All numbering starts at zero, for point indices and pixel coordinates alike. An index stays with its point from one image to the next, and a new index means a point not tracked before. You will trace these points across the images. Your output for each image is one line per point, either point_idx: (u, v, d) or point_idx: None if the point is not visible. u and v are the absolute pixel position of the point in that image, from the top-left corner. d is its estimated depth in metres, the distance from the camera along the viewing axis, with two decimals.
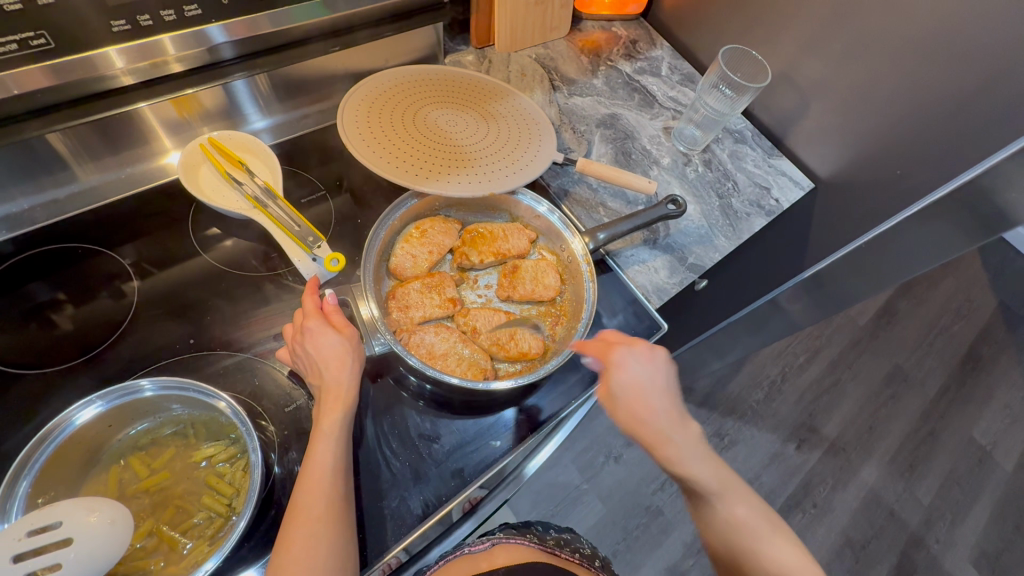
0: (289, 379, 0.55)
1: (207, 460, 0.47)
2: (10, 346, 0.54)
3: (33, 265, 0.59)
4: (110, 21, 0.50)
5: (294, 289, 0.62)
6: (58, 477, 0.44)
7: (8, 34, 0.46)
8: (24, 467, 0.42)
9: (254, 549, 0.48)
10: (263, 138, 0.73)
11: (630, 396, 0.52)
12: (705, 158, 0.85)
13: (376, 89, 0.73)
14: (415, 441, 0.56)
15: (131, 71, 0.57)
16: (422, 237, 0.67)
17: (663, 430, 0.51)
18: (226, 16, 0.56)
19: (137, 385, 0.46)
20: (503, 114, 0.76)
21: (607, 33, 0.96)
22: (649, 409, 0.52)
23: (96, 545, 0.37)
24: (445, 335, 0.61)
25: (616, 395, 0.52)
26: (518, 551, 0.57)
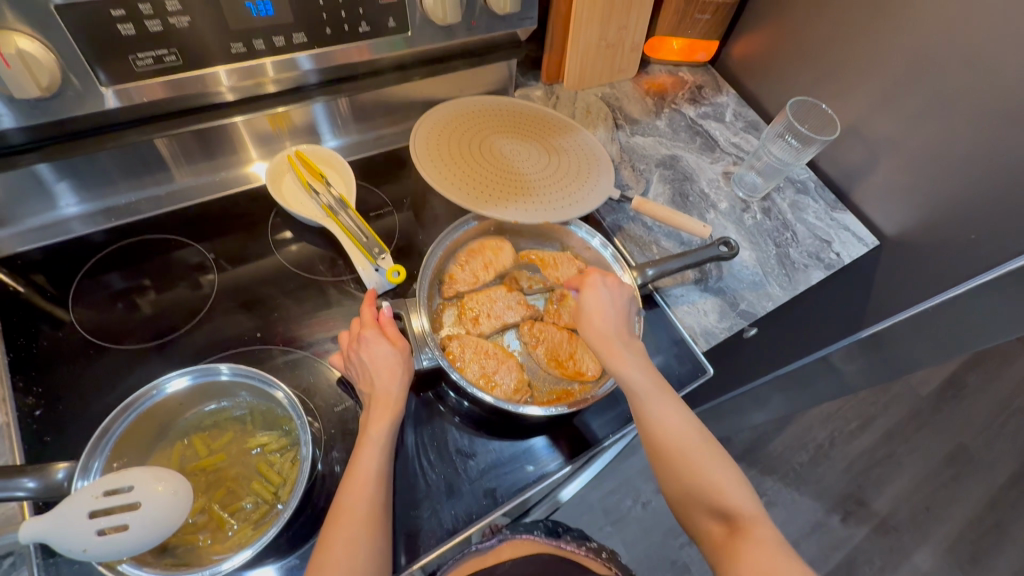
0: (340, 382, 0.58)
1: (260, 448, 0.50)
2: (101, 321, 0.60)
3: (129, 252, 0.66)
4: (229, 44, 0.56)
5: (353, 296, 0.65)
6: (130, 445, 0.48)
7: (146, 51, 0.53)
8: (106, 433, 0.46)
9: (290, 540, 0.50)
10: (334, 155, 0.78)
11: (591, 309, 0.59)
12: (764, 207, 0.84)
13: (448, 116, 0.78)
14: (452, 456, 0.57)
15: (234, 89, 0.67)
16: (479, 255, 0.70)
17: (613, 346, 0.57)
18: (325, 44, 0.62)
19: (215, 367, 0.50)
20: (566, 148, 0.79)
21: (674, 77, 0.98)
22: (607, 324, 0.58)
23: (158, 513, 0.40)
24: (489, 356, 0.62)
25: (582, 310, 0.60)
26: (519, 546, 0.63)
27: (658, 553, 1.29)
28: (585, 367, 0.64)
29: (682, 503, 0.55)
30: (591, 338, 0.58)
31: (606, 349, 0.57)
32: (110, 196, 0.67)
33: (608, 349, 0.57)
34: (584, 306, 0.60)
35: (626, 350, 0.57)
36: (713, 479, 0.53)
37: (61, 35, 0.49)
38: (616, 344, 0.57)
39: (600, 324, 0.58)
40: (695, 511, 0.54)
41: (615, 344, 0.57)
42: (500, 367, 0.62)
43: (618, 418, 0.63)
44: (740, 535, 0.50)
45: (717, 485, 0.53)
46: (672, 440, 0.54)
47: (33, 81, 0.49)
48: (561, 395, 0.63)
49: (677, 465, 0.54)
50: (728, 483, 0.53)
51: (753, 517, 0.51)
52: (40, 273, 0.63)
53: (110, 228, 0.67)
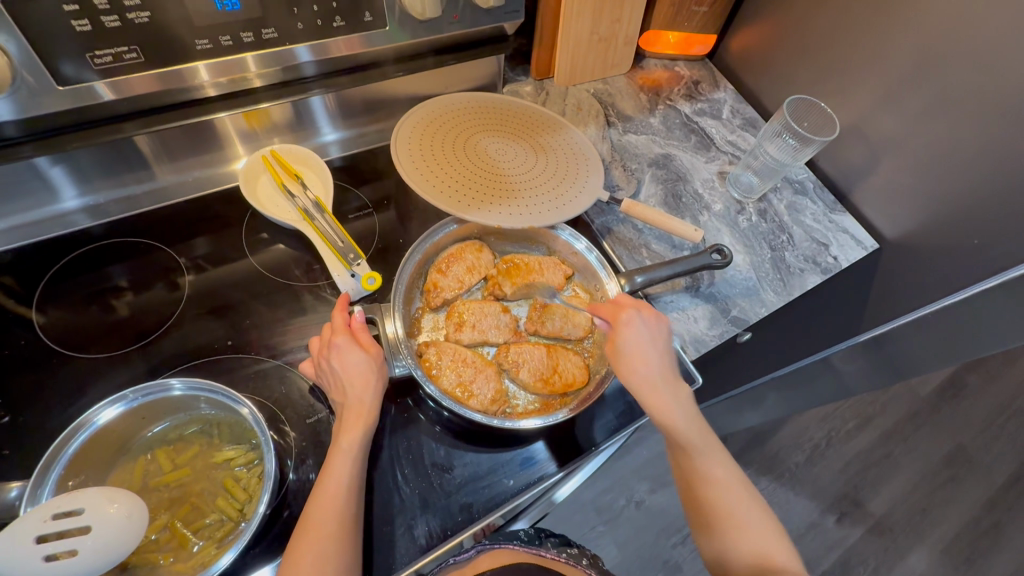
0: (313, 392, 0.57)
1: (226, 462, 0.49)
2: (69, 328, 0.58)
3: (99, 255, 0.64)
4: (195, 40, 0.54)
5: (329, 302, 0.63)
6: (89, 461, 0.46)
7: (105, 47, 0.51)
8: (61, 450, 0.44)
9: (259, 556, 0.49)
10: (333, 150, 0.77)
11: (631, 350, 0.56)
12: (760, 208, 0.81)
13: (432, 113, 0.75)
14: (428, 469, 0.55)
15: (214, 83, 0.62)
16: (461, 259, 0.67)
17: (657, 392, 0.55)
18: (298, 40, 0.59)
19: (168, 383, 0.48)
20: (554, 146, 0.76)
21: (670, 72, 0.94)
22: (651, 368, 0.55)
23: (112, 536, 0.39)
24: (469, 366, 0.60)
25: (618, 350, 0.56)
26: (500, 557, 0.62)
27: (650, 553, 1.28)
28: (569, 378, 0.62)
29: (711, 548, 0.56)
30: (634, 380, 0.55)
31: (648, 392, 0.55)
32: (80, 197, 0.65)
33: (653, 395, 0.55)
34: (623, 347, 0.56)
35: (669, 393, 0.55)
36: (752, 531, 0.54)
37: (12, 31, 0.46)
38: (663, 388, 0.55)
39: (644, 369, 0.55)
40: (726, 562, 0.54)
41: (662, 386, 0.55)
42: (477, 377, 0.60)
43: (601, 430, 0.61)
44: None
45: (756, 541, 0.53)
46: (713, 493, 0.55)
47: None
48: (540, 406, 0.62)
49: (717, 514, 0.55)
50: (769, 534, 0.54)
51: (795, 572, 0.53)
52: (6, 277, 0.61)
53: (80, 230, 0.65)
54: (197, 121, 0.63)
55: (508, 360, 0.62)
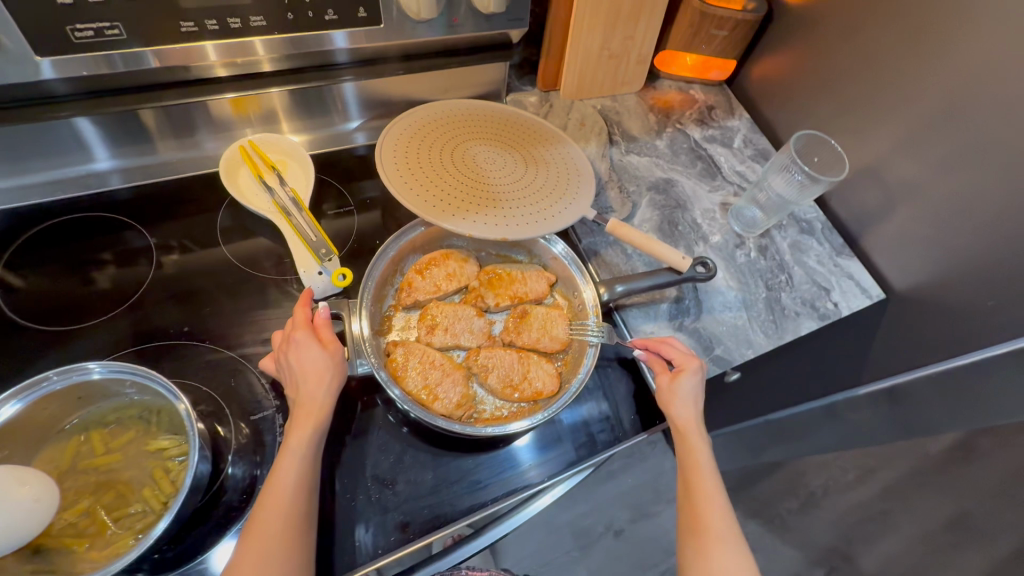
0: (265, 387, 0.56)
1: (159, 451, 0.48)
2: (34, 297, 0.58)
3: (74, 226, 0.63)
4: (179, 22, 0.53)
5: (295, 297, 0.62)
6: (16, 436, 0.46)
7: (86, 21, 0.51)
8: None
9: (181, 554, 0.47)
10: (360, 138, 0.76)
11: (690, 392, 0.58)
12: (760, 244, 0.78)
13: (421, 118, 0.72)
14: (369, 482, 0.53)
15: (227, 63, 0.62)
16: (446, 261, 0.64)
17: (696, 433, 0.57)
18: (286, 31, 0.58)
19: (85, 366, 0.46)
20: (545, 157, 0.72)
21: (684, 94, 0.92)
22: (695, 411, 0.57)
23: (17, 517, 0.38)
24: (438, 368, 0.57)
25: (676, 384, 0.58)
26: None
27: None
28: (541, 386, 0.59)
29: None
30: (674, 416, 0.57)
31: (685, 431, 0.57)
32: (55, 170, 0.64)
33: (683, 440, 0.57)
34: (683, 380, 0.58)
35: (703, 442, 0.57)
36: None
37: None
38: (694, 433, 0.57)
39: (688, 410, 0.57)
40: None
41: (697, 429, 0.57)
42: (444, 379, 0.57)
43: (560, 459, 0.58)
44: None
45: None
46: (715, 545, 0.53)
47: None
48: (506, 414, 0.58)
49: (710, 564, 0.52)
50: None
51: None
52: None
53: (54, 201, 0.64)
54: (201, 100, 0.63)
55: (483, 364, 0.59)
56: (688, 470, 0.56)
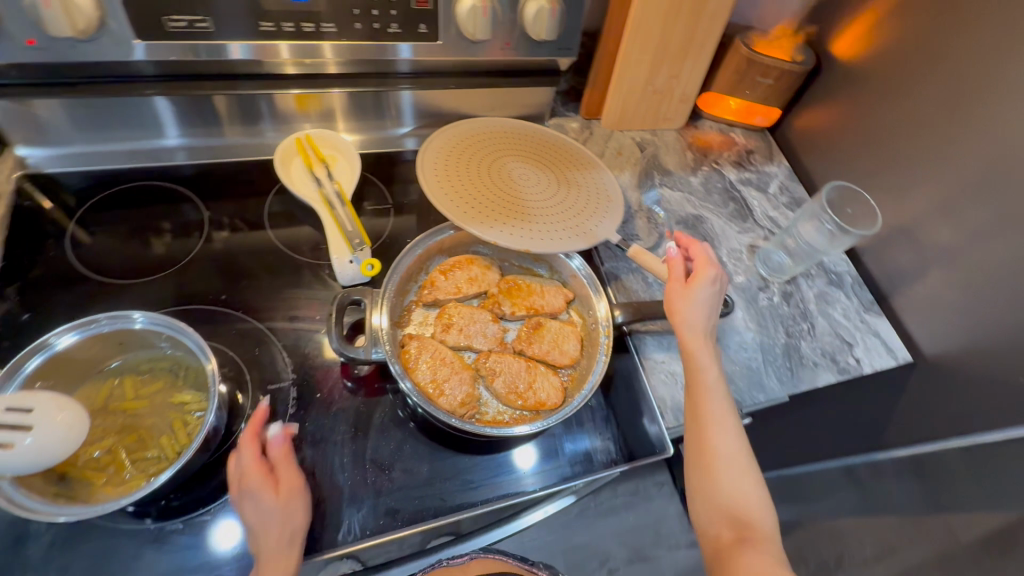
0: (285, 361, 0.59)
1: (181, 404, 0.51)
2: (96, 252, 0.64)
3: (140, 194, 0.70)
4: (260, 22, 0.60)
5: (325, 282, 0.66)
6: (61, 370, 0.50)
7: (181, 14, 0.57)
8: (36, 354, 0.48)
9: (185, 504, 0.50)
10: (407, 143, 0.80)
11: (699, 300, 0.56)
12: (785, 290, 0.77)
13: (464, 132, 0.76)
14: (367, 465, 0.55)
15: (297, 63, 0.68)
16: (470, 265, 0.67)
17: (701, 344, 0.55)
18: (353, 38, 0.63)
19: (129, 316, 0.51)
20: (578, 180, 0.75)
21: (724, 136, 0.93)
22: (702, 321, 0.55)
23: (50, 438, 0.42)
24: (447, 365, 0.59)
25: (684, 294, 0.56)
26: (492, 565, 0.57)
27: None
28: (544, 397, 0.60)
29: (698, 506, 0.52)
30: (681, 324, 0.56)
31: (691, 342, 0.55)
32: (129, 142, 0.70)
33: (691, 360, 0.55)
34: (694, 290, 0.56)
35: (709, 352, 0.55)
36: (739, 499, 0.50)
37: None
38: (699, 343, 0.55)
39: (693, 320, 0.55)
40: (707, 513, 0.51)
41: (703, 340, 0.55)
42: (452, 377, 0.59)
43: (554, 473, 0.58)
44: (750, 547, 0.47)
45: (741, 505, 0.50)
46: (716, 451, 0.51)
47: (69, 23, 0.53)
48: (507, 419, 0.59)
49: (708, 470, 0.51)
50: (763, 510, 0.50)
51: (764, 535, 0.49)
52: (46, 199, 0.67)
53: (127, 169, 0.71)
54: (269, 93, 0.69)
55: (491, 369, 0.61)
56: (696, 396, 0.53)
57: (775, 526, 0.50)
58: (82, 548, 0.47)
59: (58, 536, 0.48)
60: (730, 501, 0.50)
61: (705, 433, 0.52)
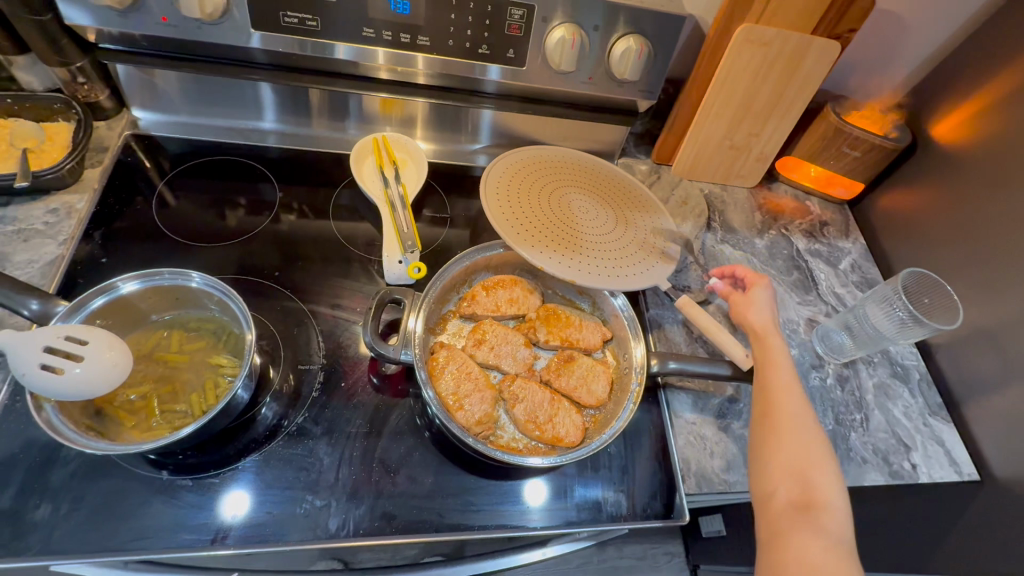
0: (319, 345, 0.61)
1: (217, 366, 0.54)
2: (179, 211, 0.70)
3: (225, 167, 0.75)
4: (363, 28, 0.64)
5: (372, 277, 0.67)
6: (121, 312, 0.54)
7: (295, 12, 0.62)
8: (103, 293, 0.51)
9: (199, 464, 0.52)
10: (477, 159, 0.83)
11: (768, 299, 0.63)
12: (841, 374, 0.72)
13: (532, 156, 0.77)
14: (373, 463, 0.55)
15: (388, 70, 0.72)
16: (513, 285, 0.67)
17: (770, 332, 0.60)
18: (444, 53, 0.66)
19: (187, 274, 0.54)
20: (637, 221, 0.73)
21: (799, 203, 0.89)
22: (772, 315, 0.62)
23: (96, 374, 0.45)
24: (471, 381, 0.59)
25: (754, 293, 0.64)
26: None
27: None
28: (563, 433, 0.58)
29: (761, 473, 0.51)
30: (749, 316, 0.62)
31: (761, 330, 0.60)
32: (228, 120, 0.77)
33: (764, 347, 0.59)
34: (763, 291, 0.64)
35: (778, 341, 0.59)
36: (809, 469, 0.50)
37: None
38: (768, 332, 0.60)
39: (761, 313, 0.62)
40: (772, 478, 0.50)
41: (774, 329, 0.60)
42: (474, 393, 0.58)
43: (558, 514, 0.56)
44: (815, 513, 0.47)
45: (810, 474, 0.50)
46: (785, 419, 0.53)
47: (199, 6, 0.59)
48: (521, 447, 0.58)
49: (776, 436, 0.52)
50: (832, 482, 0.49)
51: (833, 506, 0.48)
52: (146, 160, 0.73)
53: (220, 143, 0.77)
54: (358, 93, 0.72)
55: (514, 394, 0.60)
56: (766, 371, 0.57)
57: (845, 504, 0.49)
58: (102, 482, 0.50)
59: (83, 466, 0.50)
60: (792, 465, 0.50)
61: (773, 402, 0.54)
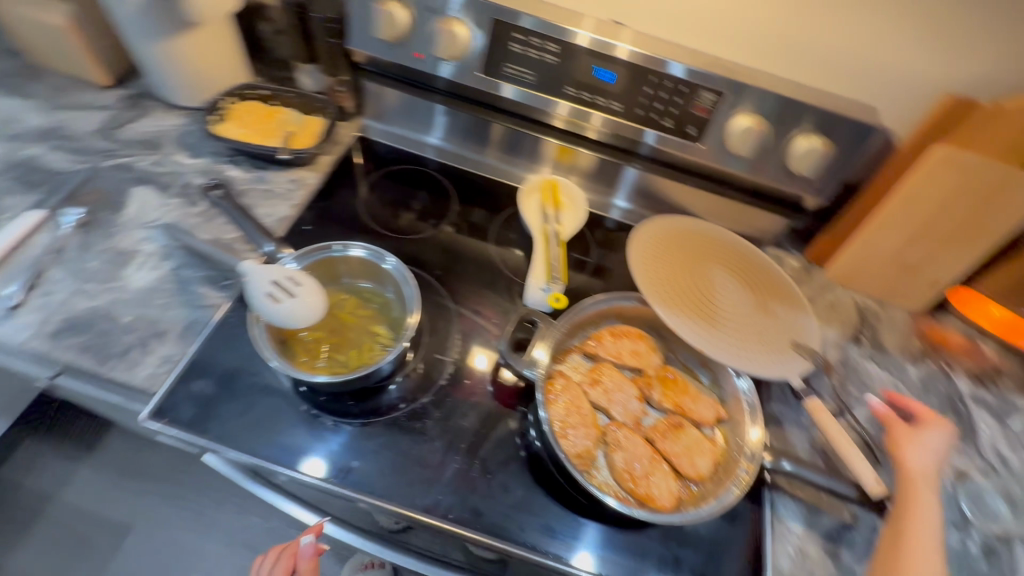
0: (455, 343, 0.68)
1: (375, 334, 0.63)
2: (370, 205, 0.80)
3: (416, 177, 0.85)
4: (567, 87, 0.71)
5: (512, 296, 0.74)
6: (323, 270, 0.66)
7: (515, 65, 0.71)
8: (319, 253, 0.65)
9: (336, 409, 0.61)
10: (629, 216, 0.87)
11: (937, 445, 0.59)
12: (989, 544, 0.62)
13: (683, 226, 0.79)
14: (474, 461, 0.60)
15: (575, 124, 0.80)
16: (639, 339, 0.69)
17: (924, 478, 0.56)
18: (632, 120, 0.72)
19: (385, 256, 0.65)
20: (778, 313, 0.72)
21: (970, 342, 0.80)
22: (933, 461, 0.58)
23: (298, 311, 0.56)
24: (581, 415, 0.61)
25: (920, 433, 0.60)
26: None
27: None
28: (655, 494, 0.58)
29: None
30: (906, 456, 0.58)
31: (915, 472, 0.57)
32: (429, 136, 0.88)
33: (911, 491, 0.56)
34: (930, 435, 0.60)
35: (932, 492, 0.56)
36: None
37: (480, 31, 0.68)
38: (922, 478, 0.56)
39: (920, 456, 0.58)
40: None
41: (930, 478, 0.57)
42: (580, 427, 0.60)
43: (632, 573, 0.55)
44: None
45: None
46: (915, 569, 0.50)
47: (447, 48, 0.69)
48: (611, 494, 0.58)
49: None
50: None
51: None
52: (360, 156, 0.85)
53: None
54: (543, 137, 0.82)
55: (617, 441, 0.61)
56: (905, 514, 0.54)
57: None
58: (266, 404, 0.60)
59: (258, 386, 0.61)
60: None
61: (900, 548, 0.52)
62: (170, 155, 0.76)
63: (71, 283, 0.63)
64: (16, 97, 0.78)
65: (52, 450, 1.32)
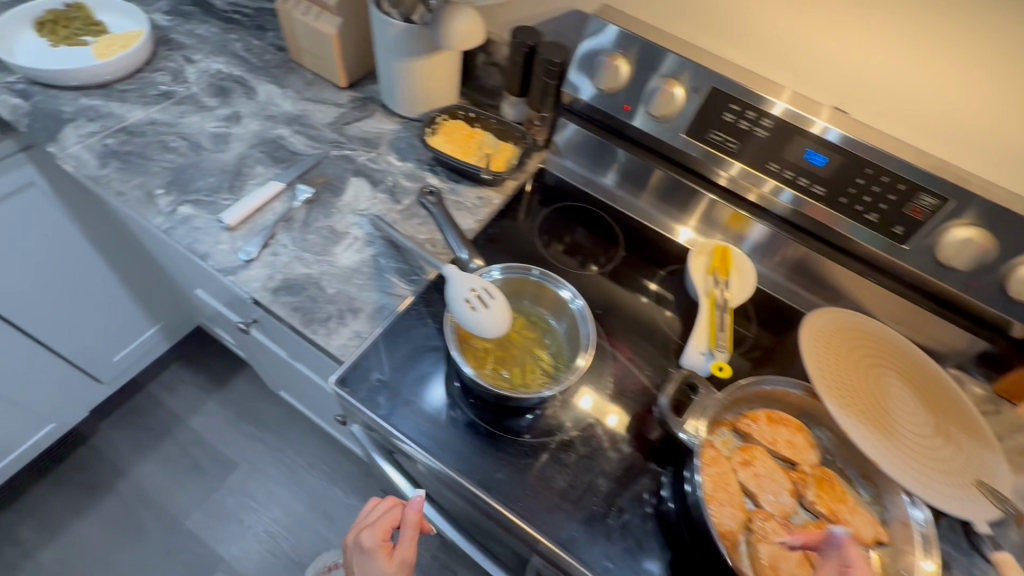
0: (607, 385, 0.69)
1: (536, 359, 0.66)
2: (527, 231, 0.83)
3: (576, 214, 0.87)
4: (770, 162, 0.72)
5: (667, 352, 0.73)
6: (513, 286, 0.71)
7: (720, 132, 0.72)
8: (518, 270, 0.69)
9: (486, 418, 0.64)
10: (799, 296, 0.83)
11: None
12: None
13: (862, 322, 0.74)
14: (611, 508, 0.60)
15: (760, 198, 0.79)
16: (797, 430, 0.66)
17: None
18: (831, 205, 0.71)
19: (578, 297, 0.68)
20: (961, 444, 0.65)
21: None
22: None
23: (486, 321, 0.59)
24: (729, 494, 0.59)
25: None
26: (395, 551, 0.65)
27: None
28: None
29: None
30: None
31: None
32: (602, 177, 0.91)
33: None
34: None
35: None
36: None
37: (696, 96, 0.71)
38: None
39: None
40: None
41: None
42: (726, 506, 0.58)
43: None
44: None
45: None
46: None
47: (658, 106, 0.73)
48: None
49: None
50: None
51: None
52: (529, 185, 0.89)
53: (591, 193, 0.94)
54: (725, 204, 0.83)
55: (763, 532, 0.58)
56: None
57: None
58: (432, 398, 0.65)
59: (428, 379, 0.66)
60: None
61: None
62: (384, 155, 0.86)
63: (294, 250, 0.72)
64: (275, 85, 0.92)
65: (190, 379, 1.49)
